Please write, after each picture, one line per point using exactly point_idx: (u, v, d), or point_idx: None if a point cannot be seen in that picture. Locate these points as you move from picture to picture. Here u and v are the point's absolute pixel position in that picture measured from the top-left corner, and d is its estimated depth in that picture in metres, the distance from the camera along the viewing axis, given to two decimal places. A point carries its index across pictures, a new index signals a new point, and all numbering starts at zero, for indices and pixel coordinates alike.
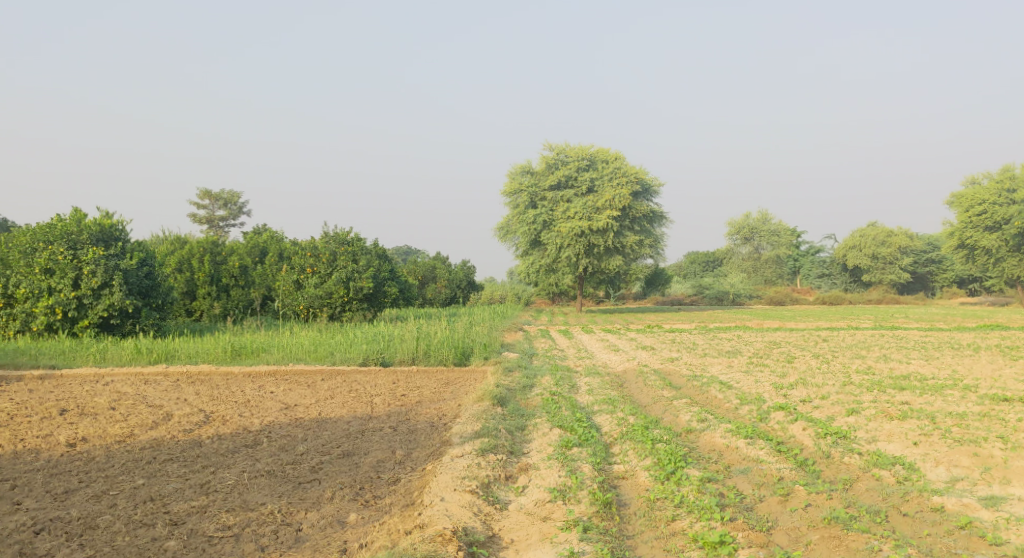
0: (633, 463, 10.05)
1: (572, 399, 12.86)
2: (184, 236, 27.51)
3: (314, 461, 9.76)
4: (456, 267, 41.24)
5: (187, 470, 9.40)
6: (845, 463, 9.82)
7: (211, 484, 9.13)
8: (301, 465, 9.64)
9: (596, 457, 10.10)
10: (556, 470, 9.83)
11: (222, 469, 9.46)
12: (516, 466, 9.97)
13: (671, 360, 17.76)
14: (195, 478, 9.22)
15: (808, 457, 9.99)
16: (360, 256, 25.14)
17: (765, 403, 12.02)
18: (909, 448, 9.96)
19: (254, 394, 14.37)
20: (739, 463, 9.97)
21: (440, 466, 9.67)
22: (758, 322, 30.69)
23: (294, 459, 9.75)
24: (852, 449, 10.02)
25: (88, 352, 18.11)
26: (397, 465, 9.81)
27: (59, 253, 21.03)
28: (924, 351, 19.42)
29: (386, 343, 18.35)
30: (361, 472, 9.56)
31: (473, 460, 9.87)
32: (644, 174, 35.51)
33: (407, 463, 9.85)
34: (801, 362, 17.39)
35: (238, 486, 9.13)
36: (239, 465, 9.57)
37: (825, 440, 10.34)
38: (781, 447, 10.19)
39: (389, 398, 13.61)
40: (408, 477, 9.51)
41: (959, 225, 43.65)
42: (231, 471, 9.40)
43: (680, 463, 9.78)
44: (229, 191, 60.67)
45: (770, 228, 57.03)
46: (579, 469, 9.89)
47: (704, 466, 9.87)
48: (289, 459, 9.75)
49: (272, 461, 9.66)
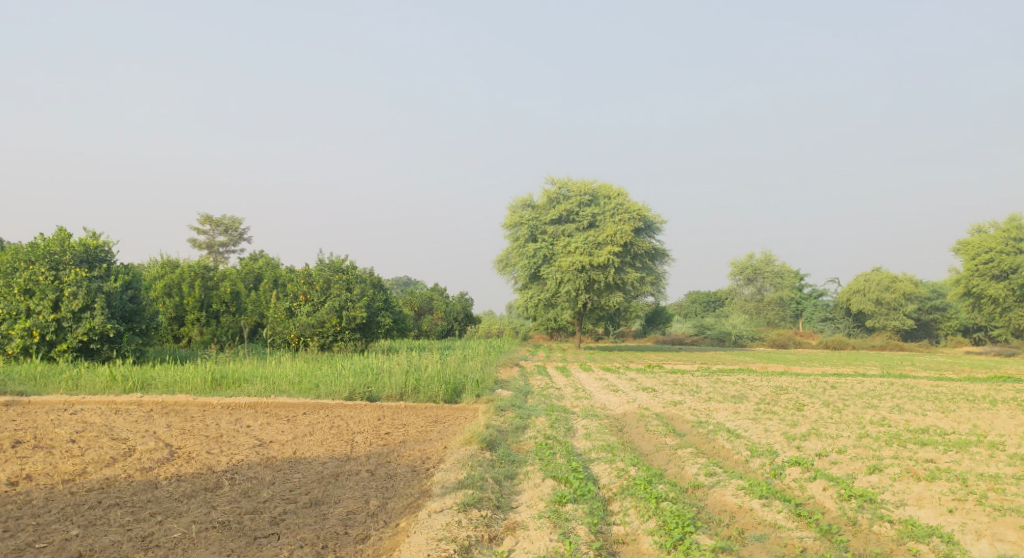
0: (634, 525, 9.13)
1: (568, 445, 11.90)
2: (174, 260, 26.67)
3: (276, 511, 8.83)
4: (455, 299, 40.37)
5: (132, 518, 8.48)
6: (875, 532, 8.90)
7: (155, 537, 8.21)
8: (261, 515, 8.71)
9: (593, 516, 9.18)
10: (547, 532, 8.90)
11: (173, 517, 8.55)
12: (502, 525, 9.05)
13: (674, 403, 16.80)
14: (137, 529, 8.31)
15: (832, 523, 9.07)
16: (354, 285, 24.27)
17: (779, 457, 11.09)
18: (943, 516, 9.04)
19: (228, 428, 13.43)
20: (753, 529, 9.04)
21: (416, 524, 8.73)
22: (761, 366, 29.79)
23: (255, 507, 8.83)
24: (881, 515, 9.10)
25: (61, 379, 17.20)
26: (369, 518, 8.88)
27: (40, 274, 20.22)
28: (939, 403, 18.45)
29: (374, 378, 17.42)
30: (327, 526, 8.62)
31: (455, 516, 8.94)
32: (647, 211, 34.72)
33: (381, 516, 8.92)
34: (811, 411, 16.40)
35: (184, 540, 8.19)
36: (192, 514, 8.65)
37: (849, 504, 9.41)
38: (801, 510, 9.27)
39: (370, 437, 12.66)
40: (380, 535, 8.57)
41: (965, 273, 42.70)
42: (180, 522, 8.48)
43: (689, 529, 8.84)
44: (230, 217, 59.94)
45: (773, 270, 56.60)
46: (574, 531, 8.96)
47: (716, 532, 8.94)
48: (249, 508, 8.82)
49: (229, 510, 8.72)
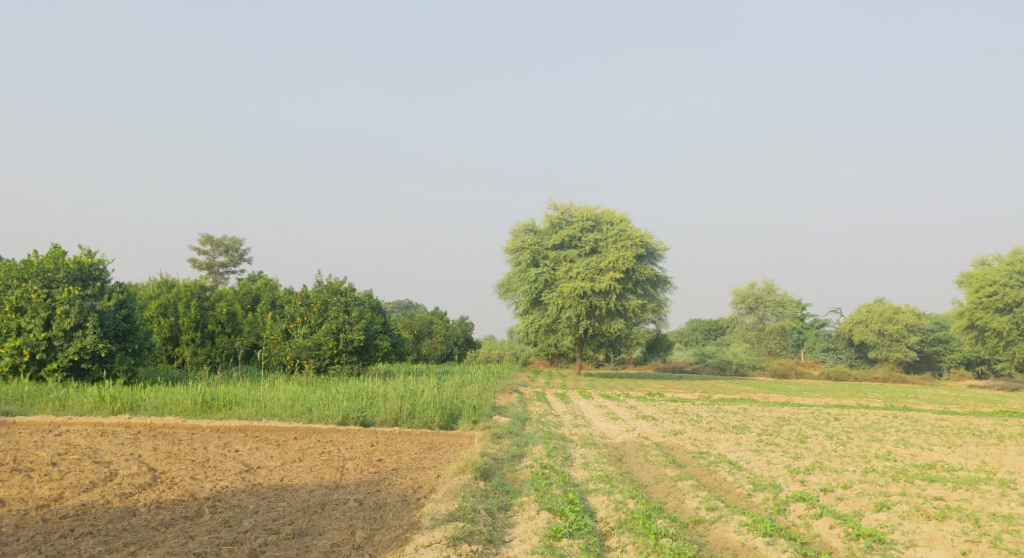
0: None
1: (565, 474, 11.53)
2: (171, 279, 26.39)
3: (257, 542, 8.53)
4: (454, 323, 40.02)
5: (105, 548, 8.21)
6: None
7: None
8: (240, 547, 8.42)
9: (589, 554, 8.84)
10: None
11: (147, 548, 8.27)
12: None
13: (674, 433, 16.44)
14: None
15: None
16: (352, 307, 23.95)
17: (782, 490, 10.74)
18: None
19: (217, 453, 13.08)
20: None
21: None
22: (762, 396, 29.40)
23: (235, 538, 8.54)
24: None
25: (49, 399, 16.87)
26: (354, 551, 8.57)
27: (33, 292, 19.93)
28: (945, 438, 18.04)
29: (368, 402, 17.06)
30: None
31: (444, 552, 8.60)
32: (649, 237, 34.45)
33: (366, 550, 8.61)
34: (814, 443, 16.02)
35: None
36: (168, 544, 8.37)
37: (857, 544, 9.06)
38: (807, 550, 8.93)
39: (362, 463, 12.30)
40: None
41: (969, 305, 42.34)
42: (155, 553, 8.21)
43: None
44: (231, 237, 59.72)
45: (775, 299, 56.19)
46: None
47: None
48: (228, 539, 8.53)
49: (207, 541, 8.45)
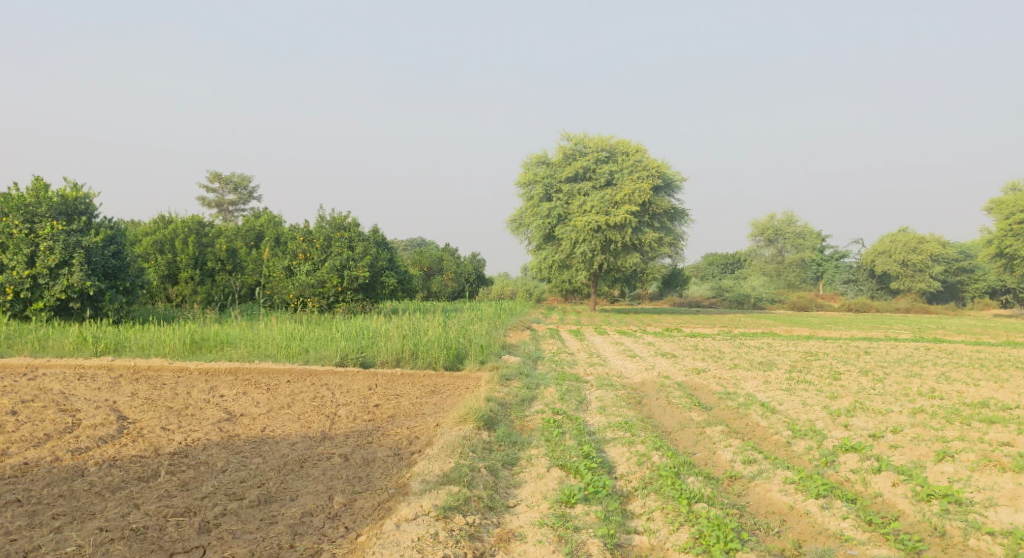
0: (661, 536, 7.80)
1: (579, 421, 10.32)
2: (168, 215, 25.10)
3: (212, 512, 7.68)
4: (465, 260, 38.77)
5: (30, 521, 7.44)
6: (973, 548, 7.64)
7: (48, 548, 7.18)
8: (191, 518, 7.60)
9: (609, 526, 7.85)
10: (551, 549, 7.58)
11: (79, 521, 7.48)
12: (493, 535, 7.76)
13: (696, 371, 15.25)
14: (33, 536, 7.29)
15: (910, 533, 7.81)
16: (357, 243, 22.70)
17: (828, 437, 9.58)
18: None
19: (199, 398, 11.93)
20: (811, 541, 7.77)
21: (379, 538, 7.48)
22: (785, 329, 28.18)
23: (187, 508, 7.70)
24: (976, 526, 7.80)
25: (26, 339, 15.79)
26: (328, 523, 7.66)
27: (14, 227, 18.67)
28: (988, 371, 16.76)
29: (368, 341, 15.90)
30: (269, 537, 7.45)
31: (430, 527, 7.63)
32: (666, 168, 32.89)
33: (340, 520, 7.70)
34: (848, 380, 14.80)
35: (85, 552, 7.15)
36: (106, 516, 7.57)
37: (930, 507, 8.10)
38: (872, 517, 7.94)
39: (356, 410, 11.14)
40: (332, 550, 7.36)
41: (998, 233, 40.66)
42: (87, 526, 7.41)
43: (729, 546, 7.53)
44: (240, 174, 58.33)
45: (795, 230, 54.27)
46: (585, 547, 7.64)
47: (767, 549, 7.67)
48: (178, 509, 7.69)
49: (154, 511, 7.62)
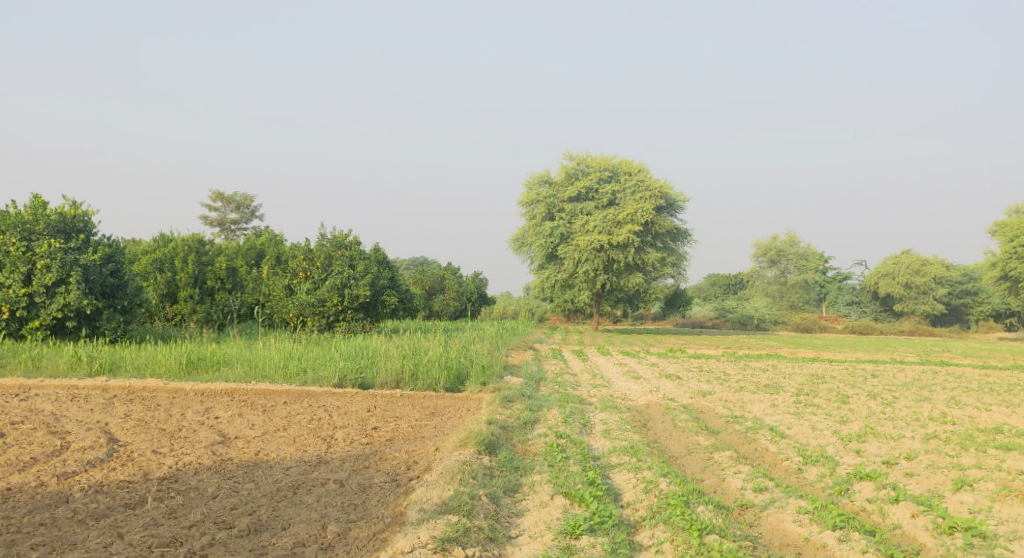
0: None
1: (583, 446, 10.02)
2: (168, 233, 24.85)
3: (200, 542, 7.41)
4: (468, 279, 38.50)
5: (9, 550, 7.18)
6: None
7: None
8: (177, 548, 7.32)
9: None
10: None
11: (61, 550, 7.21)
12: None
13: (702, 394, 14.93)
14: None
15: None
16: (358, 262, 22.43)
17: (842, 463, 9.28)
18: None
19: (193, 420, 11.64)
20: None
21: None
22: (790, 351, 27.86)
23: (174, 537, 7.42)
24: None
25: (20, 359, 15.51)
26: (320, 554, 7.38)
27: (12, 245, 18.43)
28: (999, 396, 16.43)
29: (368, 361, 15.61)
30: None
31: None
32: (669, 188, 32.68)
33: (333, 551, 7.42)
34: (857, 404, 14.48)
35: None
36: (88, 545, 7.29)
37: (952, 540, 7.80)
38: (892, 550, 7.64)
39: (354, 433, 10.85)
40: None
41: (1003, 256, 40.36)
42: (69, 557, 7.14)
43: None
44: (243, 194, 58.21)
45: (798, 251, 54.00)
46: None
47: None
48: (164, 537, 7.42)
49: (139, 541, 7.35)
